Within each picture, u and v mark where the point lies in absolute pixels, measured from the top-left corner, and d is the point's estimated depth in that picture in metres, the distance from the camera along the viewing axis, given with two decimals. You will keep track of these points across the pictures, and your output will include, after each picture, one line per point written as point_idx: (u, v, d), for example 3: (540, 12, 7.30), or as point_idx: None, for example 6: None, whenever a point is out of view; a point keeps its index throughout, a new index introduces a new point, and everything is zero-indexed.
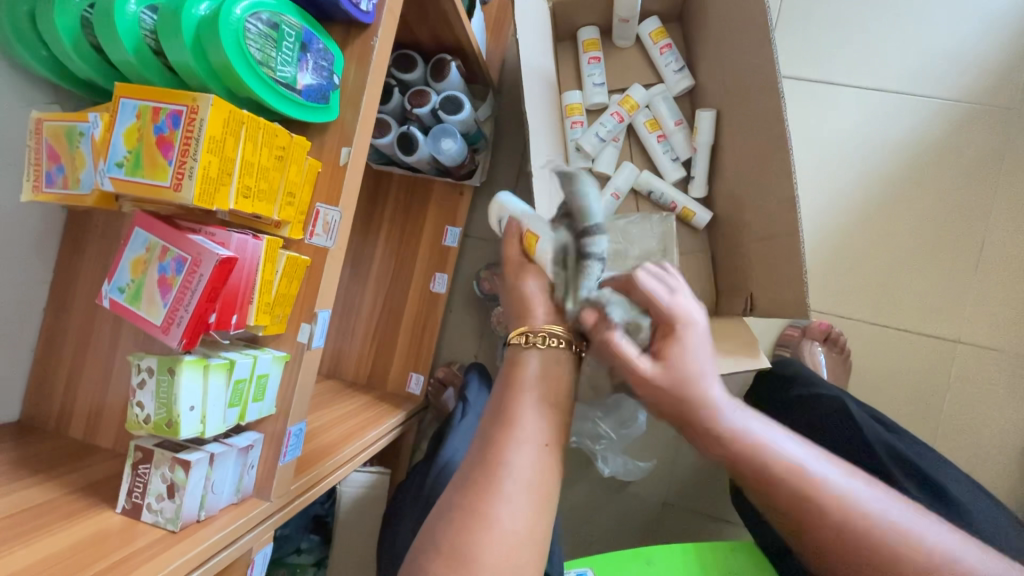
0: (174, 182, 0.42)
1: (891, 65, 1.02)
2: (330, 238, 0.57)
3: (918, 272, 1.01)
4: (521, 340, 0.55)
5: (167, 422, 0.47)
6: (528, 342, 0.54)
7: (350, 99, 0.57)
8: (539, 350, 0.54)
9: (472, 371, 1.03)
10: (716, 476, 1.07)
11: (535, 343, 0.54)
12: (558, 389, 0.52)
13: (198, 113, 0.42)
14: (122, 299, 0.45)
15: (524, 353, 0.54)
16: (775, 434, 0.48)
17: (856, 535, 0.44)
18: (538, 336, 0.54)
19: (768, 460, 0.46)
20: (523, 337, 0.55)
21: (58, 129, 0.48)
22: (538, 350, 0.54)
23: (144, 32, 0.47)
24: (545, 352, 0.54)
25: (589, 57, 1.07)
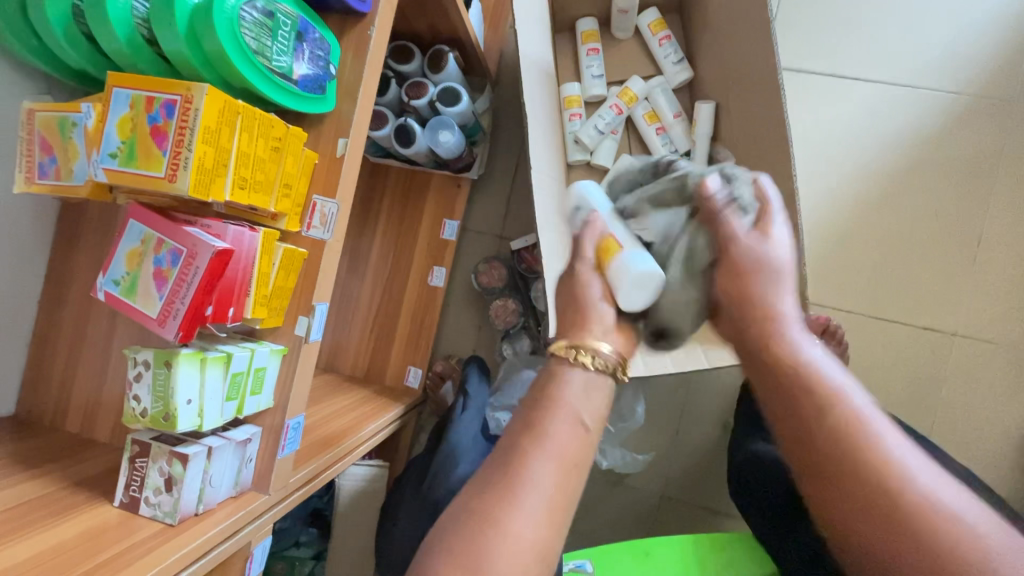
0: (169, 174, 0.41)
1: (891, 57, 1.02)
2: (326, 231, 0.56)
3: (916, 265, 1.01)
4: (561, 357, 0.50)
5: (165, 416, 0.46)
6: (572, 361, 0.49)
7: (346, 90, 0.56)
8: (586, 372, 0.49)
9: (472, 365, 1.03)
10: (714, 469, 1.08)
11: (577, 364, 0.49)
12: (597, 415, 0.48)
13: (192, 103, 0.41)
14: (117, 292, 0.45)
15: (566, 372, 0.49)
16: (846, 380, 0.44)
17: (884, 505, 0.37)
18: (582, 357, 0.49)
19: (817, 388, 0.43)
20: (564, 355, 0.50)
21: (50, 120, 0.47)
22: (583, 371, 0.49)
23: (137, 21, 0.46)
24: (592, 376, 0.49)
25: (588, 48, 1.06)
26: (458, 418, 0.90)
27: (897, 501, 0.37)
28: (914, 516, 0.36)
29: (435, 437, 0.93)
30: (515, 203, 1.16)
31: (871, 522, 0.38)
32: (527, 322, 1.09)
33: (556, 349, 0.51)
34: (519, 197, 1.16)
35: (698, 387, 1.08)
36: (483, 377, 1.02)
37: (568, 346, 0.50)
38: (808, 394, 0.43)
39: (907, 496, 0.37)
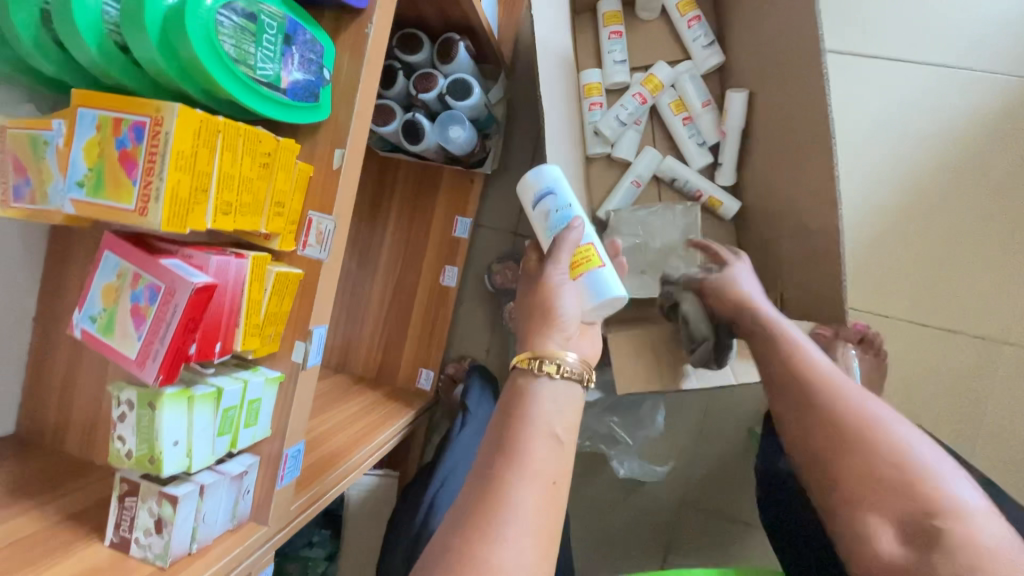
0: (139, 206, 0.37)
1: (947, 36, 0.92)
2: (324, 250, 0.53)
3: (966, 267, 0.93)
4: (517, 369, 0.53)
5: (150, 459, 0.43)
6: (528, 370, 0.52)
7: (342, 95, 0.51)
8: (546, 379, 0.52)
9: (474, 373, 1.00)
10: (737, 477, 1.03)
11: (530, 371, 0.52)
12: (565, 424, 0.51)
13: (163, 125, 0.37)
14: (94, 329, 0.41)
15: (525, 378, 0.52)
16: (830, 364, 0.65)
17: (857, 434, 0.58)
18: (534, 364, 0.52)
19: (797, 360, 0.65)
20: (519, 366, 0.53)
21: (22, 137, 0.44)
22: (544, 378, 0.52)
23: (108, 27, 0.42)
24: (554, 382, 0.52)
25: (610, 31, 0.98)
26: (458, 434, 0.87)
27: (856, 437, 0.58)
28: (877, 443, 0.57)
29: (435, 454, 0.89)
30: None
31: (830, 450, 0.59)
32: None
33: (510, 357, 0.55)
34: None
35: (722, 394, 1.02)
36: (485, 386, 0.99)
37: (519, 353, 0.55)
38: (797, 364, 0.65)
39: (885, 449, 0.56)
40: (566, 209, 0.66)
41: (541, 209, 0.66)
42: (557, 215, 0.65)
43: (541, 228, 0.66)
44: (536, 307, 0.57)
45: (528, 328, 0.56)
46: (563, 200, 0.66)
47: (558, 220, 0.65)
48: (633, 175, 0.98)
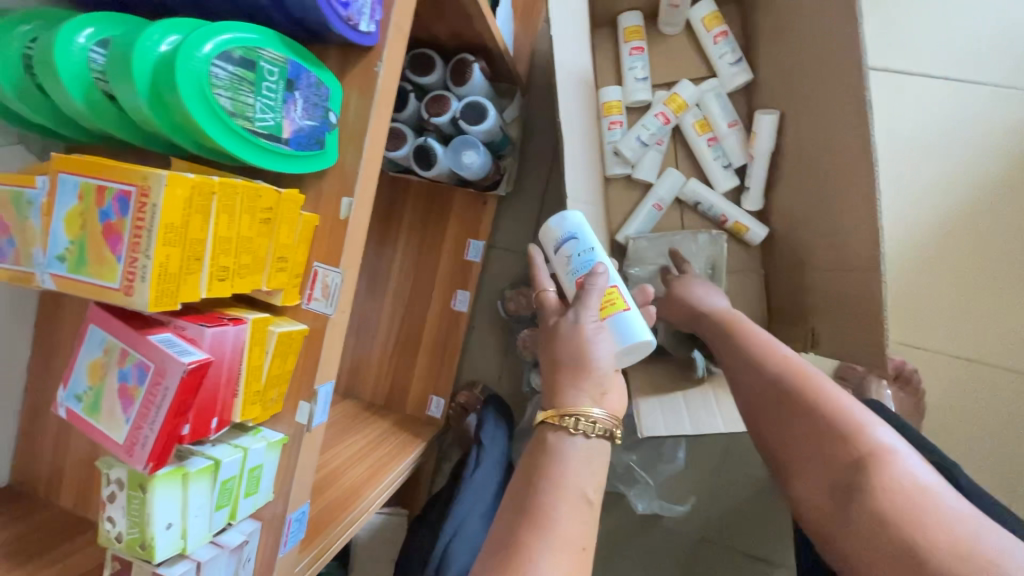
0: (125, 285, 0.33)
1: (994, 53, 0.86)
2: (330, 304, 0.49)
3: (1011, 300, 0.87)
4: (547, 424, 0.48)
5: (141, 544, 0.40)
6: (552, 426, 0.47)
7: (349, 140, 0.48)
8: (569, 436, 0.47)
9: (488, 407, 0.95)
10: (760, 514, 0.99)
11: (564, 429, 0.47)
12: (598, 486, 0.46)
13: (150, 195, 0.33)
14: (79, 410, 0.38)
15: (550, 435, 0.48)
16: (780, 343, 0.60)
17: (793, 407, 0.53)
18: (568, 423, 0.47)
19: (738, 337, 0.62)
20: (549, 421, 0.48)
21: (5, 194, 0.40)
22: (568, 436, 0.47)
23: (95, 76, 0.39)
24: (586, 444, 0.47)
25: (631, 47, 0.94)
26: (471, 477, 0.82)
27: (794, 409, 0.52)
28: (811, 416, 0.51)
29: (448, 497, 0.85)
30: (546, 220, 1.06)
31: (778, 424, 0.53)
32: None
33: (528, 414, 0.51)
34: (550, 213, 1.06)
35: None
36: (500, 420, 0.93)
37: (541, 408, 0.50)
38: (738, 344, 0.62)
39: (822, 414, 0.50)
40: (590, 253, 0.63)
41: (563, 253, 0.64)
42: (581, 259, 0.62)
43: (563, 272, 0.64)
44: (564, 360, 0.51)
45: (556, 381, 0.50)
46: (587, 244, 0.63)
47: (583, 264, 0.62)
48: (655, 199, 0.93)
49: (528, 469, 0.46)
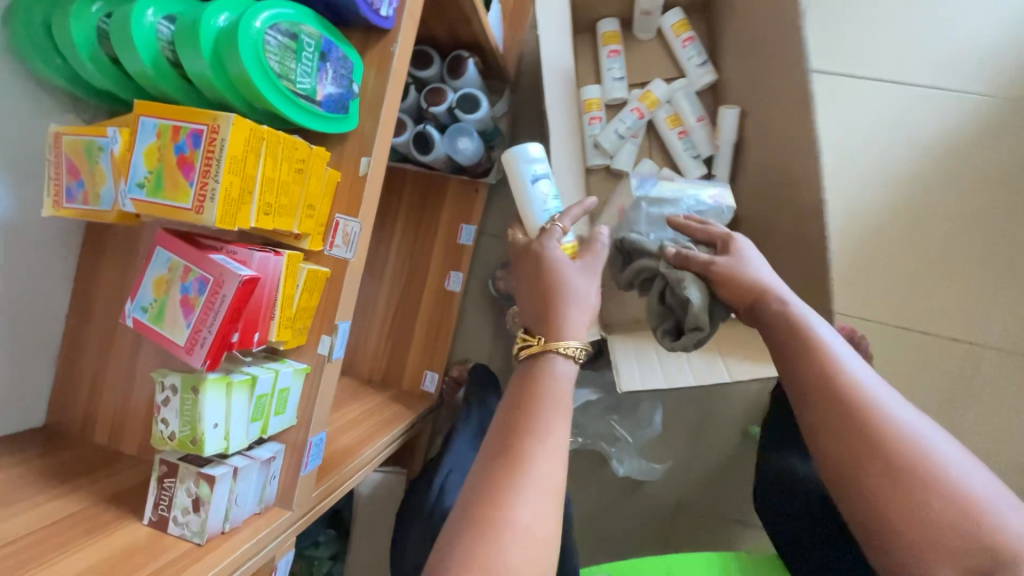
0: (196, 205, 0.41)
1: (924, 58, 0.98)
2: (350, 250, 0.56)
3: (947, 275, 0.98)
4: (542, 349, 0.55)
5: (192, 440, 0.47)
6: (553, 349, 0.54)
7: (369, 108, 0.56)
8: (566, 359, 0.55)
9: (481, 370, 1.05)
10: (732, 478, 1.06)
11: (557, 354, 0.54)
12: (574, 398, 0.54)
13: (219, 132, 0.41)
14: (145, 319, 0.45)
15: (546, 357, 0.54)
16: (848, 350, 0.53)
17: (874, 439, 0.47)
18: (561, 348, 0.54)
19: (805, 338, 0.54)
20: (545, 347, 0.55)
21: (77, 143, 0.47)
22: (564, 358, 0.55)
23: (162, 44, 0.46)
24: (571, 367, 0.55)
25: (609, 50, 1.04)
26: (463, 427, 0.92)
27: (871, 441, 0.47)
28: (892, 452, 0.46)
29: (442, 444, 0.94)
30: None
31: (852, 454, 0.47)
32: None
33: (520, 341, 0.57)
34: None
35: (718, 396, 1.05)
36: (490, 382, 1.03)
37: (534, 334, 0.57)
38: (802, 345, 0.54)
39: (906, 453, 0.45)
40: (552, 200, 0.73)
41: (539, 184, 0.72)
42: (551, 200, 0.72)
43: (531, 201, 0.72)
44: (556, 295, 0.58)
45: (546, 314, 0.57)
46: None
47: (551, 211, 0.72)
48: None
49: (523, 381, 0.54)
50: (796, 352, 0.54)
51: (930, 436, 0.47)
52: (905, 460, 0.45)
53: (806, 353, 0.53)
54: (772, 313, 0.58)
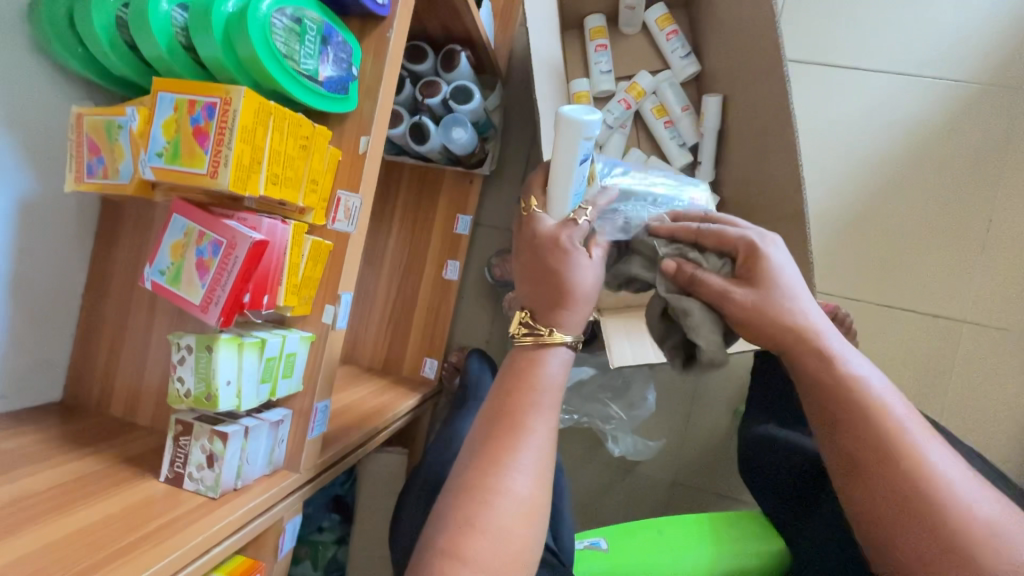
0: (211, 170, 0.46)
1: (896, 46, 1.02)
2: (351, 224, 0.60)
3: (925, 253, 1.02)
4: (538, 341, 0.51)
5: (207, 395, 0.51)
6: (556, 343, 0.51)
7: (367, 90, 0.60)
8: (569, 349, 0.52)
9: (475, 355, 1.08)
10: (726, 456, 1.09)
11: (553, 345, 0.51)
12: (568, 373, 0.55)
13: (231, 104, 0.46)
14: (163, 280, 0.50)
15: (548, 351, 0.51)
16: (886, 387, 0.47)
17: (926, 503, 0.42)
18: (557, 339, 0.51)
19: (842, 384, 0.46)
20: (542, 338, 0.51)
21: (97, 122, 0.51)
22: (566, 348, 0.52)
23: (176, 30, 0.50)
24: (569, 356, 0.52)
25: (597, 44, 1.08)
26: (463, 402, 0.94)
27: (932, 514, 0.42)
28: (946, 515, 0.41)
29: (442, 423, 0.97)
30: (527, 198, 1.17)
31: (911, 523, 0.42)
32: None
33: (517, 328, 0.52)
34: None
35: (709, 374, 1.08)
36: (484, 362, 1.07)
37: (541, 324, 0.52)
38: (841, 392, 0.46)
39: (961, 516, 0.41)
40: None
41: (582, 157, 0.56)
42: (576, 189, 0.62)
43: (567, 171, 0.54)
44: (561, 289, 0.51)
45: (546, 305, 0.52)
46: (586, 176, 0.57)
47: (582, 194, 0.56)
48: None
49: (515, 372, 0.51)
50: (830, 399, 0.47)
51: (974, 486, 0.43)
52: (963, 525, 0.41)
53: (846, 403, 0.46)
54: (803, 352, 0.49)
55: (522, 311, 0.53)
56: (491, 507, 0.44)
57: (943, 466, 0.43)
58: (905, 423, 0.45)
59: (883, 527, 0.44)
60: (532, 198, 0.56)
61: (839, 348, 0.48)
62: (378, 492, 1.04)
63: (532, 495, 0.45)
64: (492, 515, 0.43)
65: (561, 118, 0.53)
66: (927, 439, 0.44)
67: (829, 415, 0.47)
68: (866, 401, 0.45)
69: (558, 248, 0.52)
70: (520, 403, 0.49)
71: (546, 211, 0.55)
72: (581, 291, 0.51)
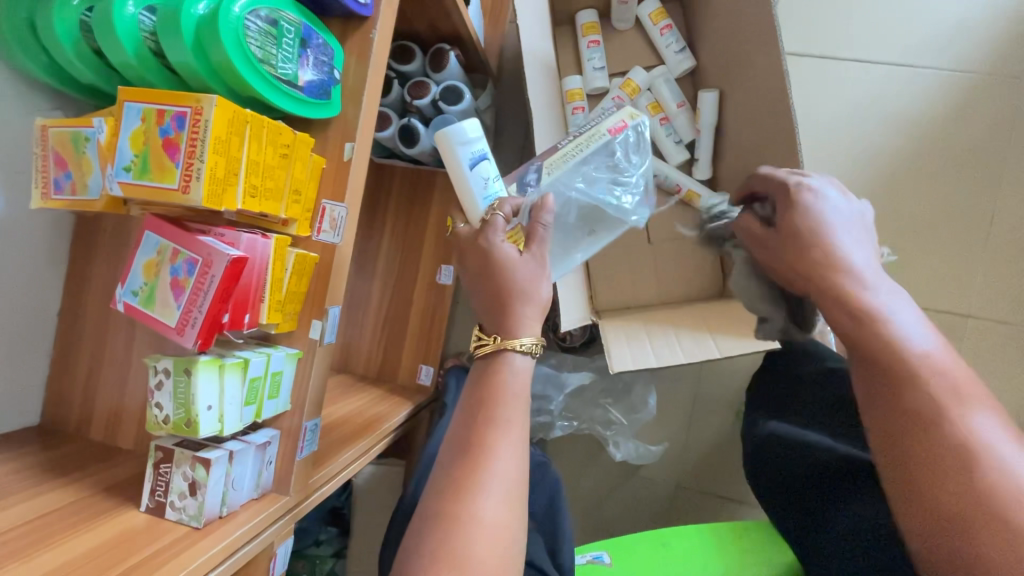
0: (182, 185, 0.44)
1: (895, 37, 1.00)
2: (337, 234, 0.57)
3: (928, 247, 0.99)
4: (499, 348, 0.51)
5: (186, 421, 0.48)
6: (510, 346, 0.51)
7: (351, 94, 0.57)
8: (524, 356, 0.52)
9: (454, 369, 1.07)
10: (730, 458, 1.06)
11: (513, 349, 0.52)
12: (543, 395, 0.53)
13: (202, 114, 0.44)
14: (136, 302, 0.48)
15: (504, 356, 0.51)
16: (940, 349, 0.46)
17: (958, 457, 0.40)
18: (514, 343, 0.52)
19: (885, 335, 0.47)
20: (501, 344, 0.51)
21: (63, 135, 0.48)
22: (521, 355, 0.52)
23: (143, 35, 0.47)
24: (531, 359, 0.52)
25: (589, 41, 1.05)
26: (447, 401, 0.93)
27: (930, 428, 0.41)
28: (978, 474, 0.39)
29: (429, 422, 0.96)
30: None
31: (940, 482, 0.40)
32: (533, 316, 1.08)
33: (474, 338, 0.54)
34: None
35: (710, 375, 1.06)
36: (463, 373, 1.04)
37: (488, 331, 0.54)
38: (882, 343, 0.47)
39: (993, 478, 0.38)
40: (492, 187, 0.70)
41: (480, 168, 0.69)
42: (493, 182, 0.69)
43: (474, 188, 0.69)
44: (497, 290, 0.54)
45: (495, 310, 0.54)
46: (489, 173, 0.70)
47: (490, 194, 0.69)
48: None
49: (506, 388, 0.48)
50: (869, 350, 0.47)
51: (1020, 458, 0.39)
52: (994, 485, 0.38)
53: (887, 354, 0.46)
54: (846, 300, 0.51)
55: (477, 326, 0.56)
56: (485, 532, 0.41)
57: (983, 427, 0.41)
58: (954, 383, 0.43)
59: (912, 488, 0.41)
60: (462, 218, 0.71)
61: (883, 302, 0.50)
62: (375, 504, 1.02)
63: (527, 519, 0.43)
64: (489, 534, 0.41)
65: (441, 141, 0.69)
66: (975, 402, 0.42)
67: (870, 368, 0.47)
68: (910, 352, 0.45)
69: (477, 245, 0.56)
70: (486, 418, 0.47)
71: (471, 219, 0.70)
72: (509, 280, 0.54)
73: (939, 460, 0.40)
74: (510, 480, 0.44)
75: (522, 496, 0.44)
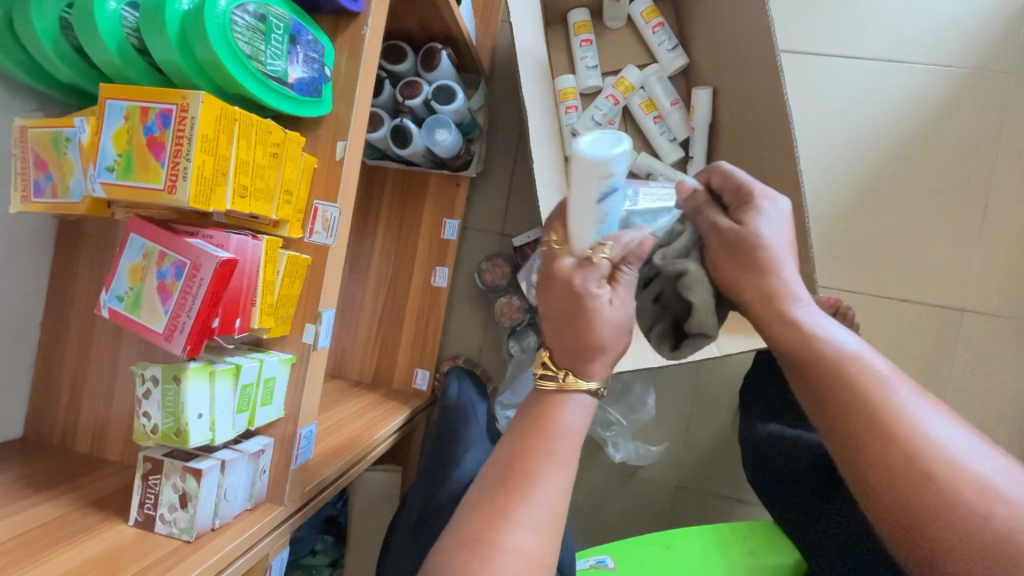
0: (168, 185, 0.43)
1: (885, 34, 1.00)
2: (330, 236, 0.55)
3: (923, 243, 1.00)
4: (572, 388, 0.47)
5: (176, 431, 0.47)
6: (579, 388, 0.47)
7: (342, 91, 0.55)
8: (591, 397, 0.48)
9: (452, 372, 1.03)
10: (730, 457, 1.05)
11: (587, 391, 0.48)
12: None
13: (188, 111, 0.42)
14: (122, 308, 0.47)
15: (564, 398, 0.47)
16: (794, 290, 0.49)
17: (905, 450, 0.38)
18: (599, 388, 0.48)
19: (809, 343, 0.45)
20: (575, 385, 0.47)
21: (43, 136, 0.46)
22: (588, 396, 0.48)
23: (127, 31, 0.46)
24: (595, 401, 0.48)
25: (581, 39, 1.04)
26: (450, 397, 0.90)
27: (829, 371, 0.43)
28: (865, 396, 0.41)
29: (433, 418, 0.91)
30: (514, 200, 1.14)
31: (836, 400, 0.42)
32: (533, 318, 1.08)
33: (539, 366, 0.48)
34: (519, 192, 1.14)
35: (708, 372, 1.05)
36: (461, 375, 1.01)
37: (558, 365, 0.48)
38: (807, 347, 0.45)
39: (939, 460, 0.38)
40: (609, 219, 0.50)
41: (602, 205, 0.47)
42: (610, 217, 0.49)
43: (587, 221, 0.48)
44: (566, 325, 0.47)
45: (562, 346, 0.48)
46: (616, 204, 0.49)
47: (606, 229, 0.50)
48: None
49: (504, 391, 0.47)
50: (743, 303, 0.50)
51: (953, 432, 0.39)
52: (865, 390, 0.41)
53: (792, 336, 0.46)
54: (773, 322, 0.47)
55: (544, 352, 0.49)
56: (483, 541, 0.40)
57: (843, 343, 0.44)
58: (885, 376, 0.42)
59: (865, 476, 0.40)
60: (553, 233, 0.51)
61: (812, 314, 0.47)
62: (371, 513, 0.99)
63: (529, 528, 0.41)
64: (492, 540, 0.40)
65: (575, 147, 0.45)
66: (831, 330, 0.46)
67: (800, 373, 0.45)
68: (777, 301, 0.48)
69: (571, 289, 0.47)
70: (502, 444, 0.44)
71: (567, 246, 0.50)
72: (592, 330, 0.46)
73: (847, 402, 0.41)
74: (513, 483, 0.43)
75: (521, 506, 0.42)
